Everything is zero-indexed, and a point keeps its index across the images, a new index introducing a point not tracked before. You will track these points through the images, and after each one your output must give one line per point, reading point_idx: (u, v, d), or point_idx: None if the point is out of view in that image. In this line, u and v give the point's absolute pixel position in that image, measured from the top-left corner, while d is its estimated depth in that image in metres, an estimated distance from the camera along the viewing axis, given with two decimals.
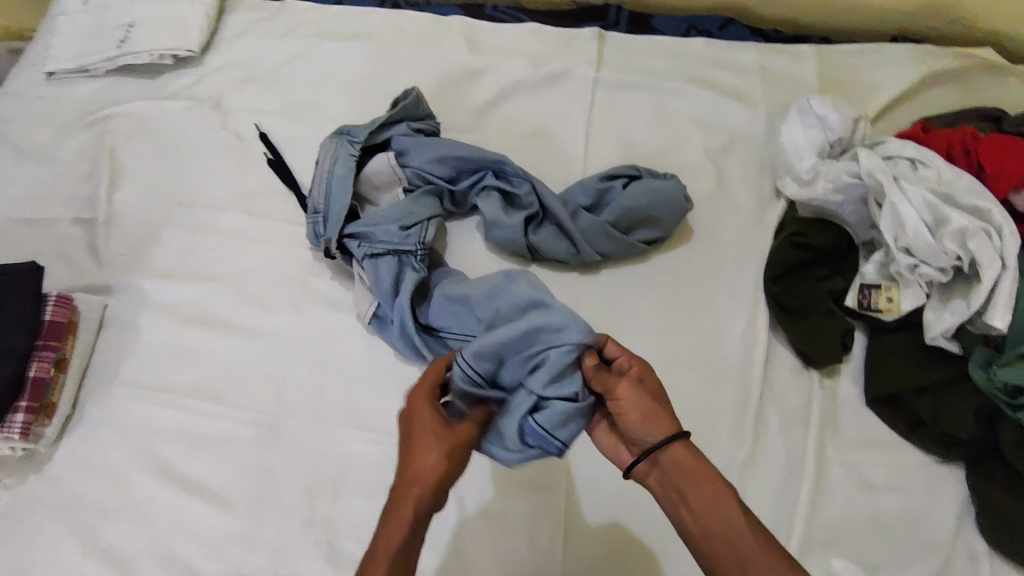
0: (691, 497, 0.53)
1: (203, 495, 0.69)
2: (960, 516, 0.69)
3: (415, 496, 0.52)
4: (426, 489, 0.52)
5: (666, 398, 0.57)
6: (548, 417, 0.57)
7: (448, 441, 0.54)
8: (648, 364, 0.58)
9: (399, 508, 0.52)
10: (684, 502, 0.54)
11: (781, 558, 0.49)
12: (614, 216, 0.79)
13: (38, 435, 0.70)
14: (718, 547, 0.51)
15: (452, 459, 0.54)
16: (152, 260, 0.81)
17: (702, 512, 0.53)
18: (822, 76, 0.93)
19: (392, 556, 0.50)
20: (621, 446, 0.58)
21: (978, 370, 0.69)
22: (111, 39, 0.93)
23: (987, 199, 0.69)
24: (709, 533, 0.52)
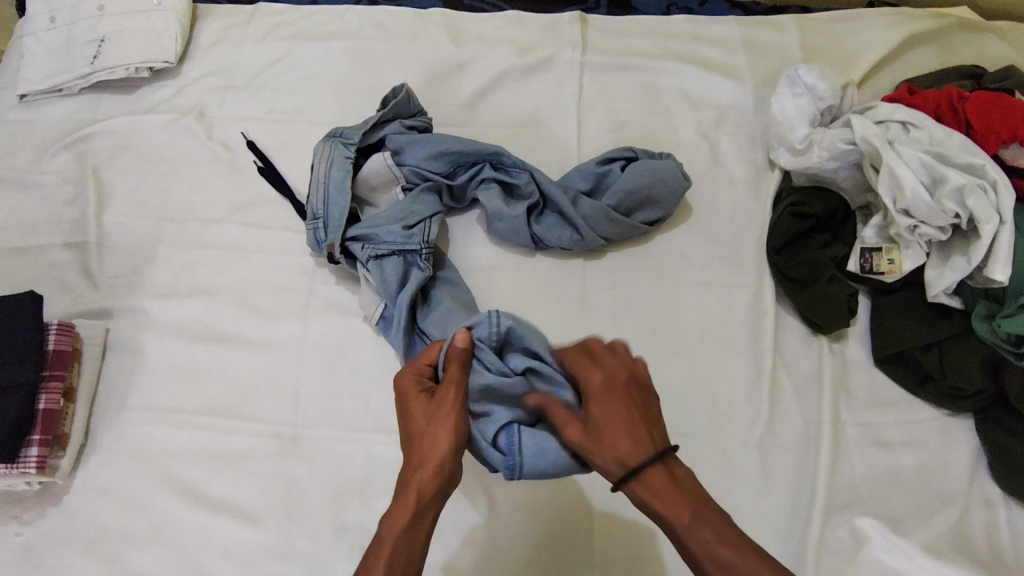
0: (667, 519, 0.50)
1: (230, 512, 0.68)
2: (973, 465, 0.72)
3: (416, 480, 0.53)
4: (426, 470, 0.53)
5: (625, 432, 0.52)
6: (531, 439, 0.59)
7: (441, 418, 0.55)
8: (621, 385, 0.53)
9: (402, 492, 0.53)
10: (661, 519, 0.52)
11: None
12: (615, 199, 0.79)
13: (54, 467, 0.69)
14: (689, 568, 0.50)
15: (448, 434, 0.54)
16: (150, 280, 0.79)
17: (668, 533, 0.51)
18: (804, 45, 0.94)
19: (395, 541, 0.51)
20: None
21: (981, 324, 0.70)
22: (83, 56, 0.90)
23: (980, 156, 0.71)
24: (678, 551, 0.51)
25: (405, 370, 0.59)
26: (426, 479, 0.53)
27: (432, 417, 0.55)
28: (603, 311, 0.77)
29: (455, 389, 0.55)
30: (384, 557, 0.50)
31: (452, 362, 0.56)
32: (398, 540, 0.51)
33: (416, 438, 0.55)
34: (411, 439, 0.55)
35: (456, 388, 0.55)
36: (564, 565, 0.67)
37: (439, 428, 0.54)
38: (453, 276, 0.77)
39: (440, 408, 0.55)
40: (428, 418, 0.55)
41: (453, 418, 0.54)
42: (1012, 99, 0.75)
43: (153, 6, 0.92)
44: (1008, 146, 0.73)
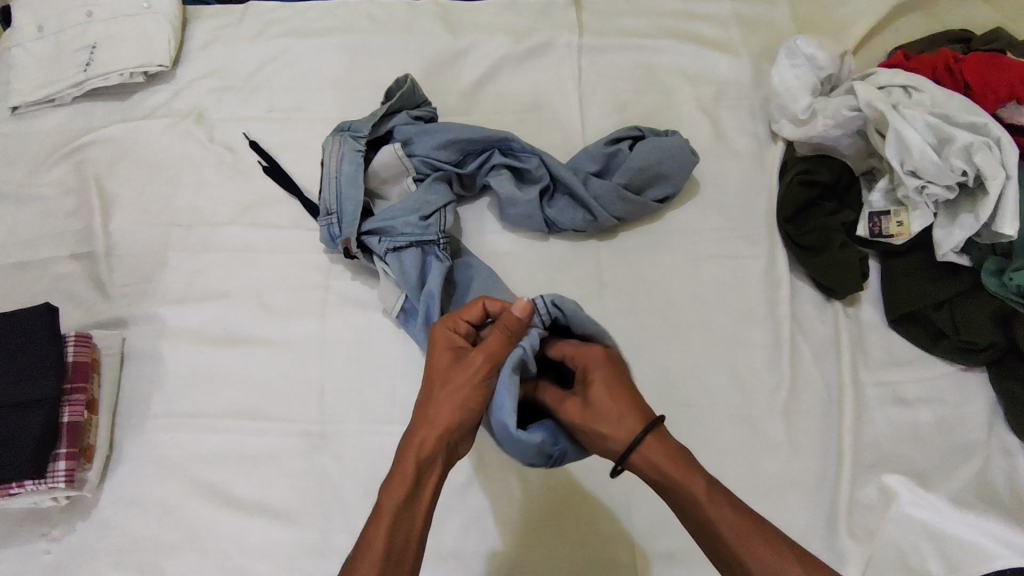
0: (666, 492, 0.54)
1: (264, 513, 0.67)
2: (990, 416, 0.73)
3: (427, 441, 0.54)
4: (431, 435, 0.55)
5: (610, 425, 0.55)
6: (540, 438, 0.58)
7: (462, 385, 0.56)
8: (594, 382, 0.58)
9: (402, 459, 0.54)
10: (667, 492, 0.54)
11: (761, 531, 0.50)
12: (625, 178, 0.79)
13: (82, 480, 0.68)
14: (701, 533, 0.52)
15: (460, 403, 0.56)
16: (162, 285, 0.78)
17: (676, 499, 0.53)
18: (797, 17, 0.95)
19: (395, 513, 0.51)
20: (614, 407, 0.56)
21: (991, 279, 0.72)
22: (74, 64, 0.88)
23: (982, 113, 0.73)
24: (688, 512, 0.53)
25: (441, 326, 0.60)
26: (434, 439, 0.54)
27: (450, 380, 0.57)
28: (620, 289, 0.78)
29: (481, 358, 0.56)
30: (384, 529, 0.50)
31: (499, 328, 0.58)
32: (396, 515, 0.51)
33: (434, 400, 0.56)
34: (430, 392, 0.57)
35: (483, 358, 0.57)
36: (604, 542, 0.67)
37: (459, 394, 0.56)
38: (474, 261, 0.76)
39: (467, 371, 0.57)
40: (449, 377, 0.57)
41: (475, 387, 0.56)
42: (1007, 58, 0.77)
43: (144, 10, 0.90)
44: (1006, 105, 0.75)
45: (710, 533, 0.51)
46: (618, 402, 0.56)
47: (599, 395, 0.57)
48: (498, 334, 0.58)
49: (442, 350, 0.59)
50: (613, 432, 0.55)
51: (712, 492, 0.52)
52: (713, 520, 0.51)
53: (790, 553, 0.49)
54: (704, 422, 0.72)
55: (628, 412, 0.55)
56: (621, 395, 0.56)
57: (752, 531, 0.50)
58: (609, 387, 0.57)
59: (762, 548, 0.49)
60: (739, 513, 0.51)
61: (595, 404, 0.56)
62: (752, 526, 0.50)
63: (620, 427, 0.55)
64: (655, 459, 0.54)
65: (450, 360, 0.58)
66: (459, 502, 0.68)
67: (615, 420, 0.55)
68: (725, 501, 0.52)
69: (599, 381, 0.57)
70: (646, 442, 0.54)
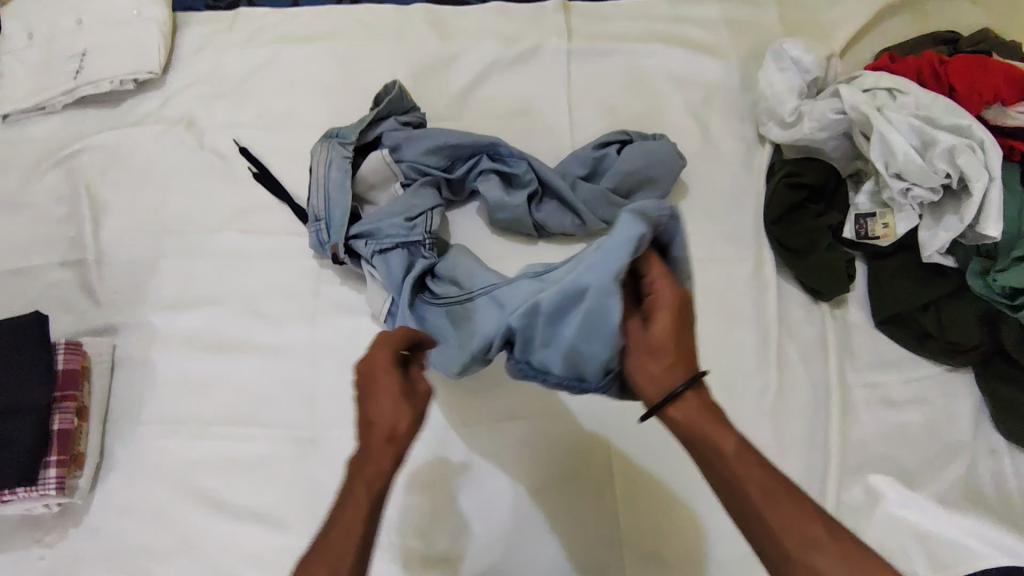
0: (695, 449, 0.50)
1: (254, 518, 0.68)
2: (976, 417, 0.74)
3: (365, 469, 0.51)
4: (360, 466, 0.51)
5: (663, 364, 0.51)
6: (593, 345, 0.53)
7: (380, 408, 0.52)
8: (665, 312, 0.51)
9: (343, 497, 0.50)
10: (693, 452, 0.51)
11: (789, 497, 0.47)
12: (613, 182, 0.80)
13: (73, 487, 0.69)
14: (726, 495, 0.49)
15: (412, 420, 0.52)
16: (152, 292, 0.79)
17: (706, 457, 0.50)
18: (785, 20, 0.95)
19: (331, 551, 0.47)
20: (669, 350, 0.51)
21: (977, 280, 0.73)
22: (65, 71, 0.88)
23: (965, 117, 0.73)
24: (717, 475, 0.49)
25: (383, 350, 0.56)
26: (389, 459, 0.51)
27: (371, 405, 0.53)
28: None
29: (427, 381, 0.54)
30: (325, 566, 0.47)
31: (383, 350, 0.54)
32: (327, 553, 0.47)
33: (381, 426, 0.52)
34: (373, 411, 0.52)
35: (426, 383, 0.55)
36: (594, 546, 0.67)
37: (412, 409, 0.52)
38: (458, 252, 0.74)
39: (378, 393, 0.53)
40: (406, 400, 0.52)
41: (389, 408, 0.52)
42: (990, 60, 0.78)
43: (134, 17, 0.90)
44: (992, 106, 0.75)
45: (735, 489, 0.48)
46: (681, 347, 0.51)
47: (659, 333, 0.51)
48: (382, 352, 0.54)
49: (387, 369, 0.53)
50: (657, 376, 0.51)
51: (743, 449, 0.49)
52: (738, 477, 0.48)
53: (816, 515, 0.47)
54: None
55: (679, 361, 0.51)
56: (681, 341, 0.51)
57: (779, 491, 0.47)
58: (672, 328, 0.51)
59: (788, 506, 0.47)
60: (769, 471, 0.48)
61: (650, 344, 0.51)
62: (778, 485, 0.48)
63: (668, 374, 0.51)
64: (694, 412, 0.50)
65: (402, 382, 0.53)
66: (448, 505, 0.68)
67: (666, 366, 0.51)
68: (754, 459, 0.49)
69: (664, 323, 0.51)
70: (688, 394, 0.51)
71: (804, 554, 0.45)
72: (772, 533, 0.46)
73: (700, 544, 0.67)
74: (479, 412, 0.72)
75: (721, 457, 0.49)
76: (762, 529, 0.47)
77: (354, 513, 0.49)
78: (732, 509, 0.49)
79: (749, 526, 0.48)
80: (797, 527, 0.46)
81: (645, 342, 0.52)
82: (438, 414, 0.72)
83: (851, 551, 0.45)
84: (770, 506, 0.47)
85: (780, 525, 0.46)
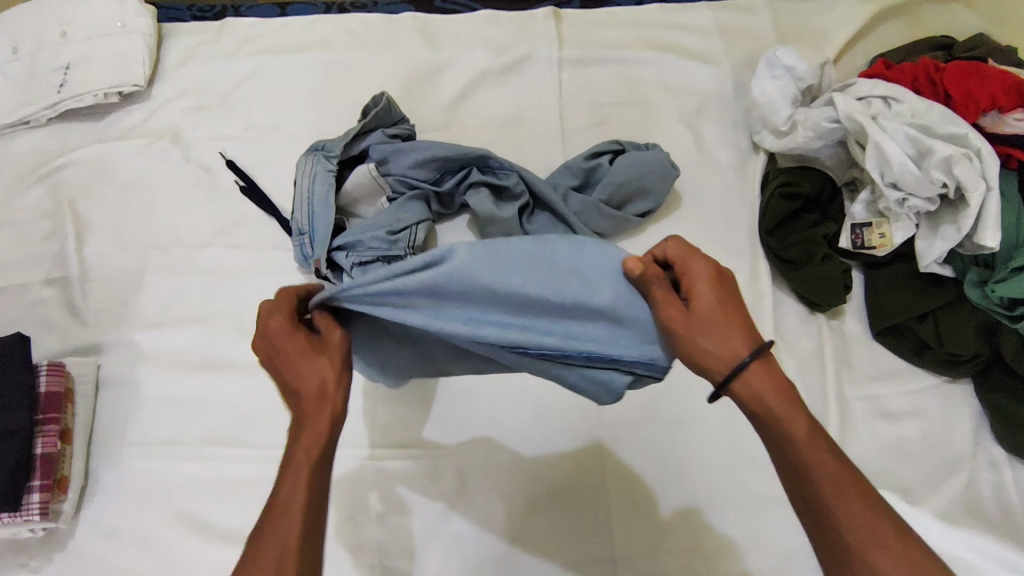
0: (760, 425, 0.48)
1: (242, 542, 0.66)
2: (977, 429, 0.73)
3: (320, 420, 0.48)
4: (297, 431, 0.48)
5: (719, 330, 0.48)
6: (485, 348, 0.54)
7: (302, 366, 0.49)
8: (712, 286, 0.49)
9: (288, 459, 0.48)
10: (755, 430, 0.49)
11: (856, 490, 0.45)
12: (604, 194, 0.79)
13: (57, 511, 0.67)
14: (790, 477, 0.47)
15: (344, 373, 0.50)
16: (138, 310, 0.77)
17: (772, 436, 0.48)
18: (778, 26, 0.94)
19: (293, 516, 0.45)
20: (722, 322, 0.49)
21: (974, 290, 0.72)
22: (48, 85, 0.87)
23: (961, 125, 0.72)
24: (783, 456, 0.47)
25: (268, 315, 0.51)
26: (330, 420, 0.48)
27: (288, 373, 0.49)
28: None
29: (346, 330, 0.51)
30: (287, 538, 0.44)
31: (276, 316, 0.50)
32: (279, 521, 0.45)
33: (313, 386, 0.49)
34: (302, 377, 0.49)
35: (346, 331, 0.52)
36: (586, 564, 0.66)
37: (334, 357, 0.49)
38: None
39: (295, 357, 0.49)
40: (325, 357, 0.49)
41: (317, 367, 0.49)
42: (987, 66, 0.77)
43: (118, 29, 0.89)
44: (988, 114, 0.74)
45: (799, 478, 0.46)
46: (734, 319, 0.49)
47: (706, 305, 0.49)
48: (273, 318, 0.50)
49: (285, 333, 0.49)
50: (716, 353, 0.48)
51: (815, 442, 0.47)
52: (804, 465, 0.46)
53: (883, 512, 0.45)
54: (691, 439, 0.71)
55: (737, 334, 0.49)
56: (731, 310, 0.49)
57: (850, 485, 0.45)
58: (716, 301, 0.49)
59: (853, 498, 0.45)
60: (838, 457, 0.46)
61: (698, 323, 0.49)
62: (851, 481, 0.45)
63: (729, 344, 0.48)
64: (763, 388, 0.48)
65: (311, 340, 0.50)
66: (440, 526, 0.67)
67: (725, 338, 0.48)
68: (826, 450, 0.46)
69: (709, 293, 0.49)
70: (754, 373, 0.48)
71: (869, 552, 0.43)
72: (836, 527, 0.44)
73: (695, 563, 0.66)
74: (470, 430, 0.71)
75: (790, 438, 0.47)
76: (827, 523, 0.45)
77: (304, 468, 0.47)
78: (795, 492, 0.47)
79: (812, 513, 0.46)
80: (866, 521, 0.44)
81: (691, 316, 0.49)
82: (425, 434, 0.71)
83: (913, 547, 0.43)
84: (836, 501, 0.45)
85: (847, 516, 0.44)
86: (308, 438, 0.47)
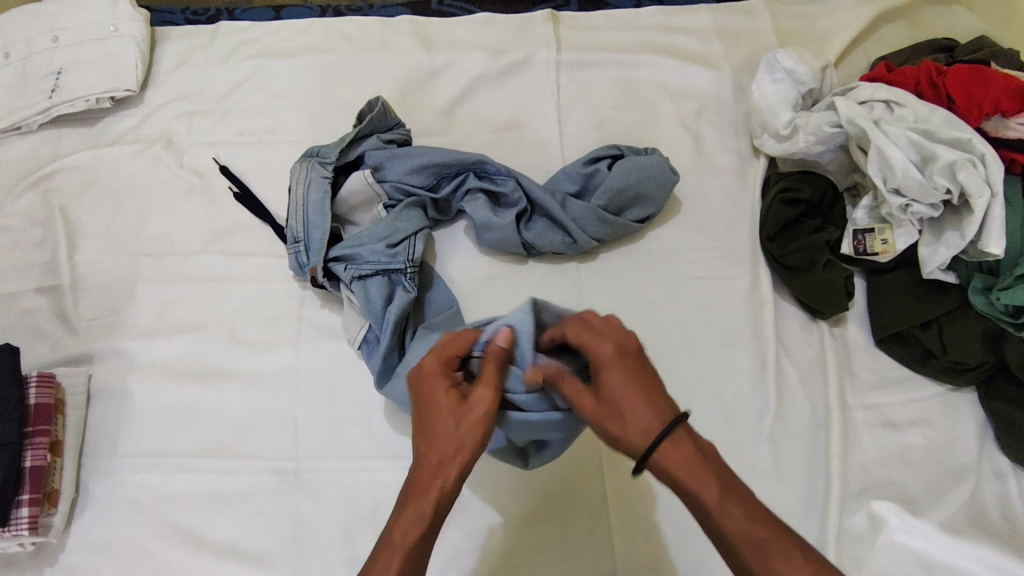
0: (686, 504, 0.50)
1: (236, 556, 0.65)
2: (981, 438, 0.72)
3: (434, 479, 0.51)
4: (423, 475, 0.51)
5: (627, 415, 0.51)
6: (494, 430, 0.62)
7: (465, 415, 0.52)
8: (620, 363, 0.52)
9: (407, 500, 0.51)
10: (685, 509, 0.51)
11: (787, 548, 0.47)
12: (604, 200, 0.77)
13: (46, 526, 0.66)
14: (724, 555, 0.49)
15: (473, 444, 0.51)
16: (130, 319, 0.76)
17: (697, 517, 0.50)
18: (779, 28, 0.93)
19: (406, 557, 0.48)
20: (631, 404, 0.51)
21: (978, 297, 0.71)
22: (40, 90, 0.86)
23: (965, 130, 0.71)
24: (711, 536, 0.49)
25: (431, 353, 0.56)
26: (441, 496, 0.50)
27: (431, 426, 0.52)
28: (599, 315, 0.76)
29: (492, 392, 0.53)
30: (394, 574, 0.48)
31: (433, 361, 0.55)
32: (393, 555, 0.48)
33: (440, 454, 0.51)
34: (430, 443, 0.52)
35: (492, 392, 0.53)
36: None
37: (469, 426, 0.51)
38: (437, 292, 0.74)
39: (466, 404, 0.53)
40: (461, 424, 0.52)
41: (483, 423, 0.52)
42: (989, 69, 0.76)
43: (110, 33, 0.88)
44: (992, 119, 0.73)
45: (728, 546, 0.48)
46: (640, 399, 0.51)
47: (616, 391, 0.52)
48: (434, 358, 0.55)
49: (444, 379, 0.54)
50: (632, 438, 0.50)
51: (733, 507, 0.48)
52: (729, 533, 0.48)
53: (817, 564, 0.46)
54: None
55: (648, 411, 0.51)
56: (639, 391, 0.51)
57: (774, 549, 0.47)
58: (626, 383, 0.52)
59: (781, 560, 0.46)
60: (757, 519, 0.48)
61: (610, 410, 0.51)
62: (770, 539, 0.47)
63: (638, 426, 0.51)
64: (675, 463, 0.50)
65: (453, 400, 0.53)
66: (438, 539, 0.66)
67: (634, 420, 0.51)
68: (741, 511, 0.48)
69: (616, 377, 0.52)
70: (671, 442, 0.50)
71: None
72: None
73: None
74: None
75: (708, 510, 0.49)
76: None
77: (420, 516, 0.50)
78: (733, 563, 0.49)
79: None
80: None
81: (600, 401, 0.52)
82: None
83: None
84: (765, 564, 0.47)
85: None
86: (429, 489, 0.50)
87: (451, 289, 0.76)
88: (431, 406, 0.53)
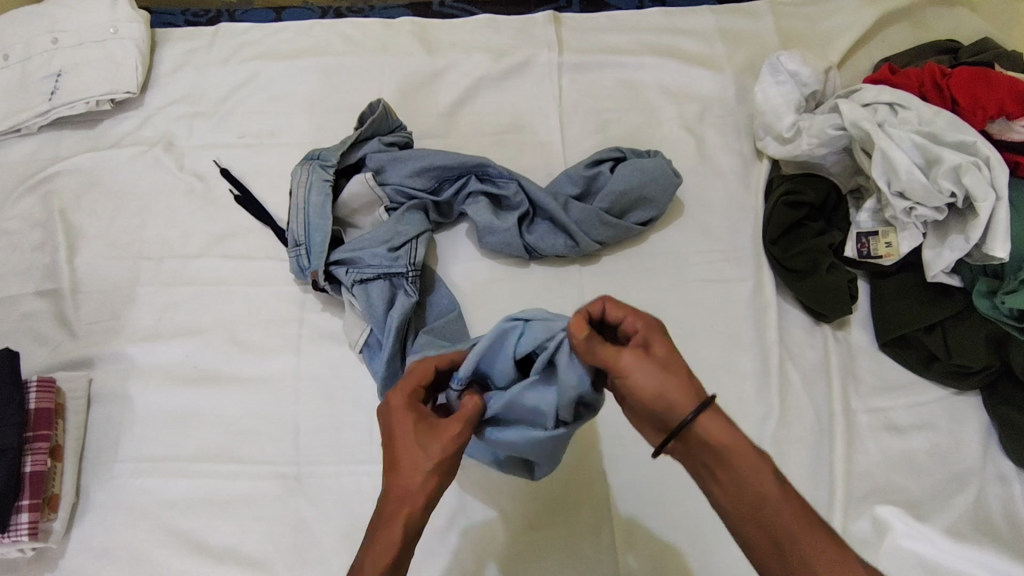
0: (719, 469, 0.50)
1: (236, 562, 0.65)
2: (985, 442, 0.71)
3: (402, 512, 0.49)
4: (392, 509, 0.49)
5: (671, 373, 0.50)
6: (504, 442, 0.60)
7: (435, 445, 0.50)
8: (659, 328, 0.53)
9: (375, 535, 0.49)
10: (711, 477, 0.50)
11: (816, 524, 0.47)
12: (607, 202, 0.77)
13: (47, 531, 0.66)
14: (751, 522, 0.48)
15: (440, 477, 0.51)
16: (130, 323, 0.76)
17: (731, 486, 0.49)
18: (782, 30, 0.93)
19: None
20: (676, 366, 0.51)
21: (983, 301, 0.70)
22: (39, 92, 0.85)
23: (969, 132, 0.70)
24: (742, 506, 0.49)
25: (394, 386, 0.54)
26: (409, 528, 0.49)
27: (398, 458, 0.51)
28: None
29: (461, 427, 0.52)
30: None
31: (396, 394, 0.54)
32: None
33: (407, 490, 0.49)
34: (396, 476, 0.50)
35: (462, 428, 0.52)
36: None
37: (439, 461, 0.50)
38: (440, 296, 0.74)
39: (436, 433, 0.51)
40: (428, 457, 0.50)
41: (451, 454, 0.51)
42: (993, 71, 0.75)
43: (109, 35, 0.87)
44: (996, 121, 0.73)
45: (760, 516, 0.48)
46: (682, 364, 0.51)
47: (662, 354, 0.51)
48: (398, 391, 0.54)
49: (409, 411, 0.52)
50: (679, 396, 0.49)
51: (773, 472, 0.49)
52: (771, 499, 0.48)
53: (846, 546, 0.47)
54: None
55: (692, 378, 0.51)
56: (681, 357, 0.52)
57: (812, 522, 0.47)
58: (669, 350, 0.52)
59: (819, 531, 0.47)
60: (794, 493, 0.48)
61: (654, 370, 0.50)
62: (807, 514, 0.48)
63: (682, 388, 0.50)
64: (719, 431, 0.49)
65: (422, 429, 0.51)
66: (440, 545, 0.66)
67: (677, 382, 0.50)
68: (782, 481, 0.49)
69: (661, 342, 0.52)
70: (710, 410, 0.50)
71: None
72: (808, 565, 0.46)
73: None
74: None
75: (751, 474, 0.49)
76: (798, 559, 0.46)
77: (389, 550, 0.48)
78: (761, 531, 0.48)
79: (785, 557, 0.47)
80: (836, 559, 0.46)
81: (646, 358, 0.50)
82: None
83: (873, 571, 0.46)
84: (806, 533, 0.47)
85: (817, 554, 0.46)
86: (398, 523, 0.49)
87: (453, 292, 0.76)
88: (398, 437, 0.51)
